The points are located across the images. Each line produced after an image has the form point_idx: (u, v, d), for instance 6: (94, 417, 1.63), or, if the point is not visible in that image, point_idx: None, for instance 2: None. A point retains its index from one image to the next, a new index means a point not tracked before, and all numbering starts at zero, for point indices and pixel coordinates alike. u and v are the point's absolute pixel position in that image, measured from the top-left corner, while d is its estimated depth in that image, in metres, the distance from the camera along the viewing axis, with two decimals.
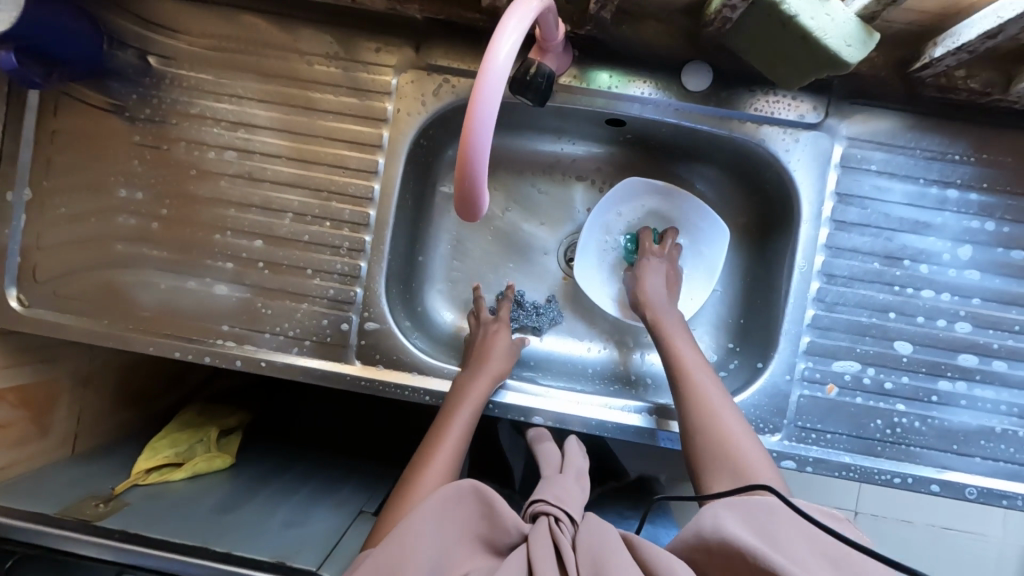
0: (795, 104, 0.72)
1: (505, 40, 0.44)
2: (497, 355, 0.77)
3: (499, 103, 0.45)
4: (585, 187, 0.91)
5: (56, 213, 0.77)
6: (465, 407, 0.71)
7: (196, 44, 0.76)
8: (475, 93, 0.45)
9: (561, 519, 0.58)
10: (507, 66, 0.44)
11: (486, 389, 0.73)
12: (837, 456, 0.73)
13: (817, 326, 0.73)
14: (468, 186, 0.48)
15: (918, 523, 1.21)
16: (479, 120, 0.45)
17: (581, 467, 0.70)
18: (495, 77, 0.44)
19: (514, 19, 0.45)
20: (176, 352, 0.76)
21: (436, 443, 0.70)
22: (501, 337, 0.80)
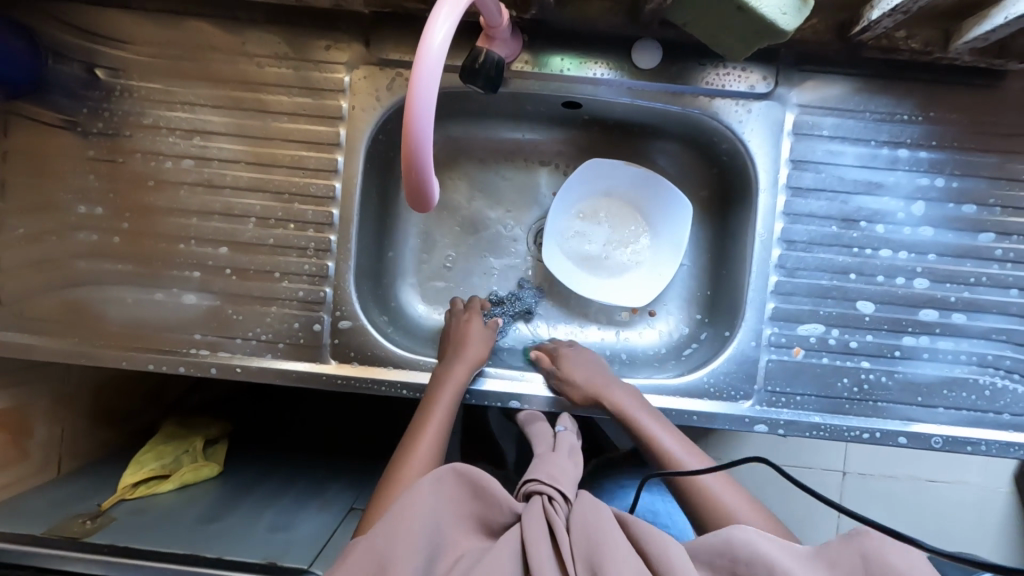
0: (745, 75, 0.73)
1: (439, 28, 0.45)
2: (474, 341, 0.78)
3: (437, 94, 0.45)
4: (549, 171, 0.91)
5: (15, 234, 0.76)
6: (444, 395, 0.72)
7: (143, 53, 0.75)
8: (412, 85, 0.45)
9: (555, 498, 0.59)
10: (442, 56, 0.45)
11: (465, 380, 0.74)
12: (807, 417, 0.74)
13: (780, 292, 0.75)
14: (415, 179, 0.48)
15: (902, 479, 1.25)
16: (418, 113, 0.45)
17: (574, 444, 0.71)
18: (432, 67, 0.44)
19: (446, 7, 0.45)
20: (149, 365, 0.76)
21: (417, 430, 0.71)
22: (474, 326, 0.80)
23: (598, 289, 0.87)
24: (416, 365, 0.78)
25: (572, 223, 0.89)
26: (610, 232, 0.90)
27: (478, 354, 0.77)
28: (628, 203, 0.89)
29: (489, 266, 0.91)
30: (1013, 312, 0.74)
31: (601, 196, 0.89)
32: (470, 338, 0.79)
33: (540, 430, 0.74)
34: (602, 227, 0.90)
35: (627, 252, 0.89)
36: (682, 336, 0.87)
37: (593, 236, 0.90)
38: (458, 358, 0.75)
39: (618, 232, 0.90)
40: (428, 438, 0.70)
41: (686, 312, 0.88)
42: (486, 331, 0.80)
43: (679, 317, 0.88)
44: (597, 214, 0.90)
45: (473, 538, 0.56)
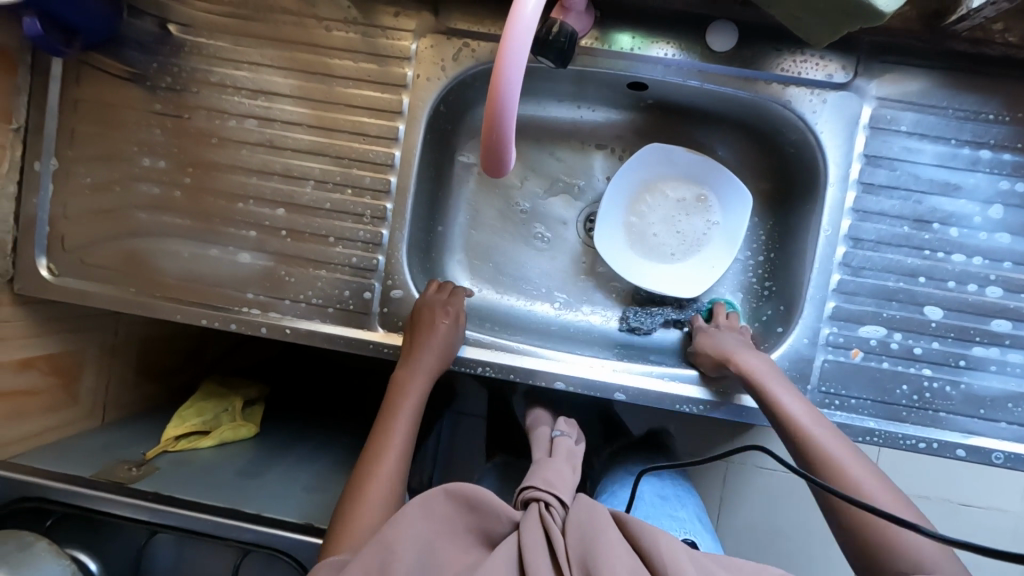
0: (823, 63, 0.70)
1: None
2: (433, 347, 0.73)
3: (526, 60, 0.45)
4: (605, 155, 0.89)
5: (81, 183, 0.78)
6: (408, 400, 0.74)
7: (214, 11, 0.76)
8: (502, 47, 0.44)
9: (552, 504, 0.61)
10: (534, 23, 0.44)
11: (425, 384, 0.74)
12: (861, 421, 0.72)
13: (843, 291, 0.72)
14: (496, 138, 0.47)
15: (933, 498, 1.20)
16: (509, 76, 0.45)
17: (571, 449, 0.77)
18: (523, 35, 0.44)
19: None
20: (202, 320, 0.77)
21: (385, 431, 0.72)
22: (437, 327, 0.74)
23: (649, 277, 0.86)
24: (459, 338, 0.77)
25: (684, 188, 0.87)
26: (680, 226, 0.87)
27: (439, 362, 0.74)
28: (717, 227, 0.85)
29: (537, 247, 0.90)
30: None
31: (719, 201, 0.85)
32: (432, 344, 0.73)
33: (541, 436, 0.83)
34: (686, 216, 0.87)
35: (671, 253, 0.87)
36: None
37: (670, 209, 0.87)
38: (416, 364, 0.73)
39: (690, 236, 0.86)
40: (398, 437, 0.71)
41: (741, 308, 0.86)
42: (449, 333, 0.74)
43: None
44: (696, 205, 0.86)
45: (476, 549, 0.57)
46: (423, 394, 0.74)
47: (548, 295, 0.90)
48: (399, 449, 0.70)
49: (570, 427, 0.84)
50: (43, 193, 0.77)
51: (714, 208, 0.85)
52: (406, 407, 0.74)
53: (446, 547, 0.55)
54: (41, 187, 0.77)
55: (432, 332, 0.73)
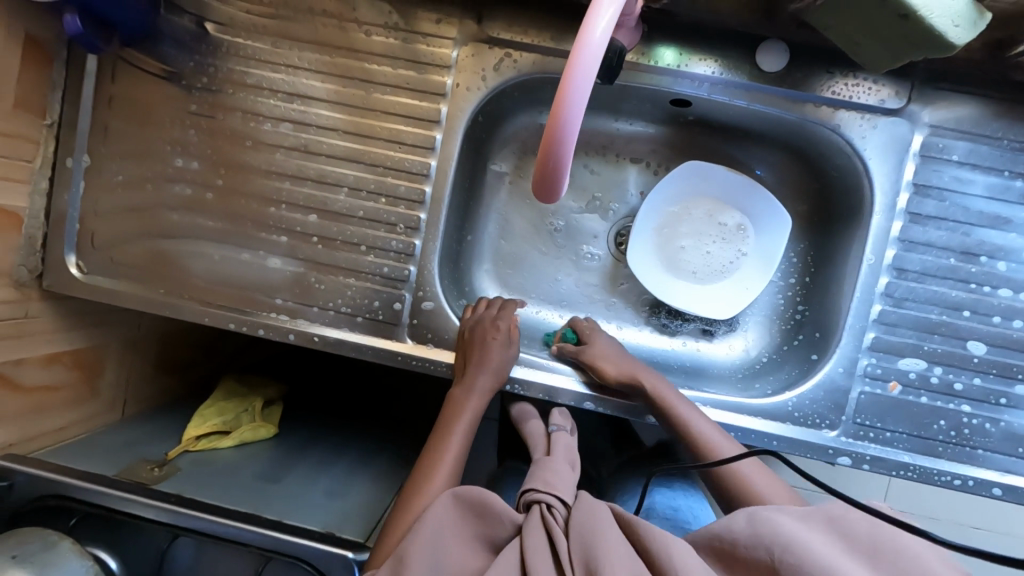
0: (875, 88, 0.69)
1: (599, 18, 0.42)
2: (489, 368, 0.72)
3: (591, 86, 0.43)
4: (639, 169, 0.87)
5: (113, 181, 0.77)
6: (461, 419, 0.73)
7: (253, 11, 0.74)
8: (568, 71, 0.43)
9: (555, 506, 0.61)
10: (603, 45, 0.42)
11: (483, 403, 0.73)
12: (895, 455, 0.71)
13: (883, 322, 0.71)
14: (551, 166, 0.46)
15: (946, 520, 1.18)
16: (573, 105, 0.43)
17: (568, 447, 0.74)
18: (590, 59, 0.42)
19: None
20: (230, 324, 0.77)
21: (438, 448, 0.72)
22: (494, 348, 0.73)
23: (681, 296, 0.84)
24: None
25: (731, 214, 0.84)
26: (710, 249, 0.85)
27: (495, 381, 0.73)
28: (741, 269, 0.84)
29: (566, 260, 0.89)
30: None
31: (755, 246, 0.83)
32: (488, 361, 0.72)
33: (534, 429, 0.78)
34: (720, 242, 0.84)
35: (694, 269, 0.85)
36: (764, 354, 0.84)
37: (711, 227, 0.85)
38: (472, 382, 0.72)
39: (716, 265, 0.84)
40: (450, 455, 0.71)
41: (775, 333, 0.84)
42: (505, 354, 0.73)
43: (761, 334, 0.85)
44: (734, 235, 0.84)
45: (483, 556, 0.59)
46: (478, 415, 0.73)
47: (577, 309, 0.88)
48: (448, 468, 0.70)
49: (563, 418, 0.79)
50: (75, 189, 0.77)
51: (747, 251, 0.84)
52: (460, 425, 0.73)
53: (453, 553, 0.57)
54: (74, 184, 0.77)
55: (490, 345, 0.73)
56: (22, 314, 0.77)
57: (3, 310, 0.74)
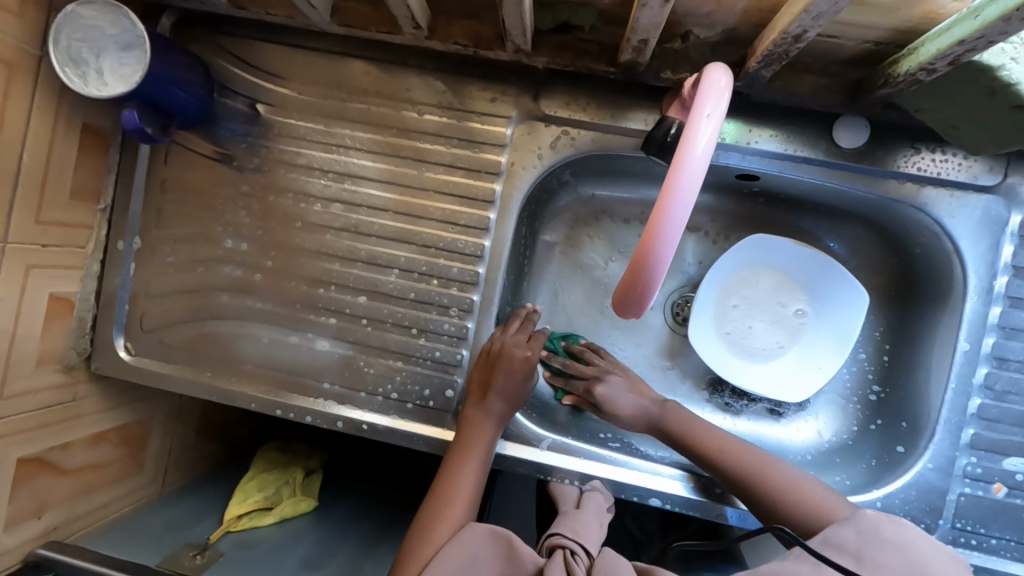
0: (966, 164, 0.63)
1: (700, 153, 0.42)
2: (498, 394, 0.69)
3: (686, 218, 0.43)
4: (697, 238, 0.83)
5: (164, 262, 0.76)
6: (476, 447, 0.68)
7: (304, 92, 0.73)
8: (660, 203, 0.43)
9: (577, 553, 0.60)
10: (699, 180, 0.42)
11: (495, 426, 0.69)
12: (1002, 565, 0.64)
13: (983, 417, 0.64)
14: (639, 291, 0.45)
15: None
16: (667, 236, 0.43)
17: (602, 502, 0.68)
18: (686, 194, 0.42)
19: (710, 119, 0.43)
20: (277, 409, 0.74)
21: (452, 476, 0.67)
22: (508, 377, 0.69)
23: (746, 376, 0.78)
24: (550, 444, 0.72)
25: (793, 299, 0.80)
26: (757, 325, 0.80)
27: (510, 404, 0.70)
28: (777, 359, 0.79)
29: (619, 333, 0.84)
30: None
31: (799, 341, 0.79)
32: (504, 388, 0.69)
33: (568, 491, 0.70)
34: (769, 323, 0.80)
35: (732, 338, 0.80)
36: (841, 440, 0.77)
37: (768, 305, 0.80)
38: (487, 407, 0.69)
39: (754, 341, 0.80)
40: (466, 483, 0.67)
41: (848, 415, 0.78)
42: (517, 382, 0.70)
43: (834, 416, 0.78)
44: (788, 323, 0.79)
45: None
46: (493, 441, 0.69)
47: None
48: (464, 500, 0.66)
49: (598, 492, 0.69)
50: (126, 271, 0.76)
51: (792, 343, 0.79)
52: (475, 453, 0.68)
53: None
54: (125, 265, 0.76)
55: (512, 374, 0.69)
56: (71, 398, 0.76)
57: (53, 396, 0.73)
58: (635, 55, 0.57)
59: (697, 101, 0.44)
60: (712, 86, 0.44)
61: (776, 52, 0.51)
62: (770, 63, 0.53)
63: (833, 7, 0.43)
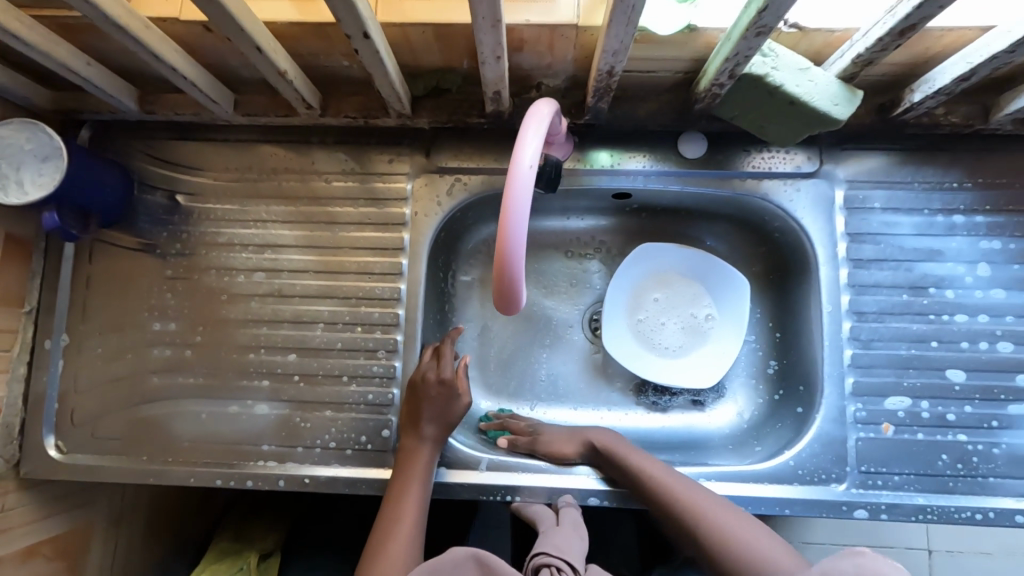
0: (790, 157, 0.76)
1: (521, 189, 0.48)
2: (429, 418, 0.72)
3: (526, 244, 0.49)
4: (599, 258, 0.92)
5: (92, 354, 0.78)
6: (415, 474, 0.70)
7: (220, 178, 0.80)
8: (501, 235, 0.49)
9: (562, 570, 0.59)
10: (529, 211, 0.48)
11: (430, 452, 0.71)
12: (910, 499, 0.69)
13: (858, 365, 0.72)
14: (510, 295, 0.51)
15: (998, 554, 1.06)
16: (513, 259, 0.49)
17: (577, 517, 0.70)
18: (518, 231, 0.48)
19: (530, 165, 0.48)
20: (217, 480, 0.75)
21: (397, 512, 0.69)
22: (435, 400, 0.72)
23: (661, 371, 0.86)
24: (489, 464, 0.75)
25: (701, 305, 0.88)
26: (668, 323, 0.88)
27: (443, 428, 0.72)
28: (683, 356, 0.87)
29: (545, 355, 0.90)
30: None
31: (706, 338, 0.86)
32: (434, 411, 0.72)
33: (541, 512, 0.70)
34: (679, 326, 0.88)
35: (642, 335, 0.88)
36: (756, 416, 0.83)
37: (682, 309, 0.88)
38: (420, 433, 0.71)
39: (657, 337, 0.88)
40: (408, 518, 0.68)
41: (756, 392, 0.85)
42: (445, 405, 0.73)
43: (749, 394, 0.85)
44: (696, 325, 0.87)
45: None
46: (431, 466, 0.71)
47: (567, 399, 0.89)
48: (409, 534, 0.67)
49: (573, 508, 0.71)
50: (54, 370, 0.78)
51: (702, 341, 0.86)
52: (415, 481, 0.70)
53: None
54: (52, 365, 0.78)
55: (440, 394, 0.73)
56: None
57: None
58: (495, 105, 0.68)
59: (518, 137, 0.49)
60: (532, 120, 0.50)
61: (602, 86, 0.62)
62: (602, 97, 0.65)
63: (621, 46, 0.54)
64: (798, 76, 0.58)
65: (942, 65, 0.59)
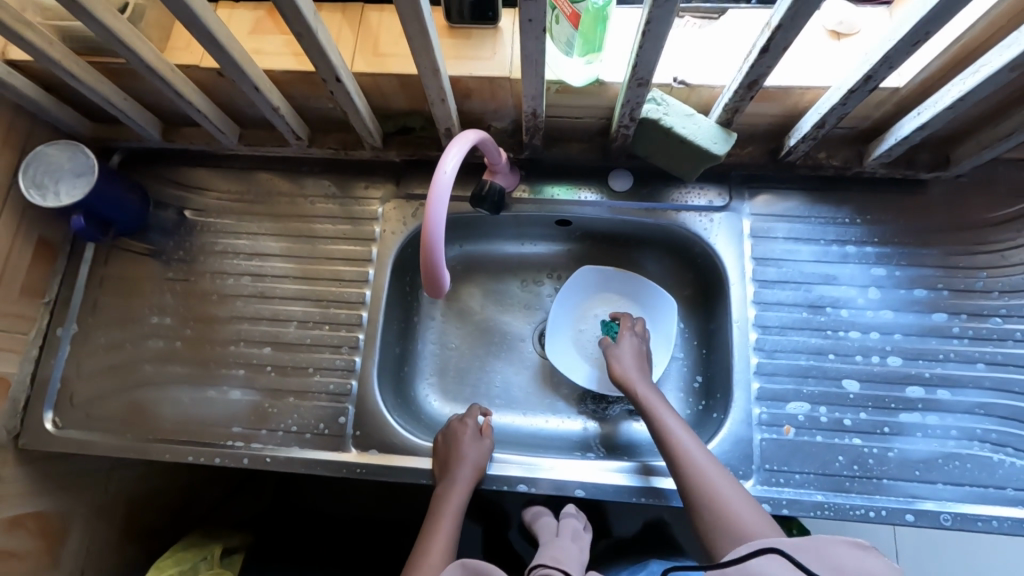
0: (704, 192, 0.88)
1: (440, 189, 0.61)
2: (464, 464, 0.79)
3: (444, 229, 0.61)
4: (550, 280, 1.03)
5: (96, 343, 0.90)
6: (447, 513, 0.79)
7: (223, 198, 0.95)
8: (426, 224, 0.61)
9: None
10: (445, 206, 0.61)
11: (462, 502, 0.78)
12: (809, 496, 0.76)
13: (763, 372, 0.82)
14: (434, 275, 0.64)
15: None
16: (432, 241, 0.61)
17: (577, 525, 0.85)
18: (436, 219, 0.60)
19: (446, 170, 0.61)
20: (190, 457, 0.83)
21: (426, 548, 0.78)
22: (470, 448, 0.81)
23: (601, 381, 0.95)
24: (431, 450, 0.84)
25: None
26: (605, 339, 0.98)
27: (476, 474, 0.79)
28: None
29: (497, 365, 0.99)
30: (988, 385, 0.79)
31: None
32: (469, 459, 0.80)
33: (546, 523, 0.87)
34: None
35: (583, 349, 0.98)
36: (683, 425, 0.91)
37: None
38: (454, 478, 0.78)
39: (595, 350, 0.97)
40: (438, 548, 0.77)
41: (684, 403, 0.93)
42: (478, 453, 0.81)
43: (679, 405, 0.93)
44: None
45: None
46: (463, 507, 0.79)
47: (514, 406, 0.97)
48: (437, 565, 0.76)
49: (573, 515, 0.87)
50: (61, 355, 0.89)
51: None
52: (447, 518, 0.79)
53: None
54: (60, 351, 0.89)
55: (470, 443, 0.81)
56: None
57: None
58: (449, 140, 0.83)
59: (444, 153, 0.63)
60: (458, 141, 0.65)
61: (531, 125, 0.77)
62: (534, 134, 0.80)
63: (538, 93, 0.68)
64: (684, 120, 0.72)
65: (806, 115, 0.73)
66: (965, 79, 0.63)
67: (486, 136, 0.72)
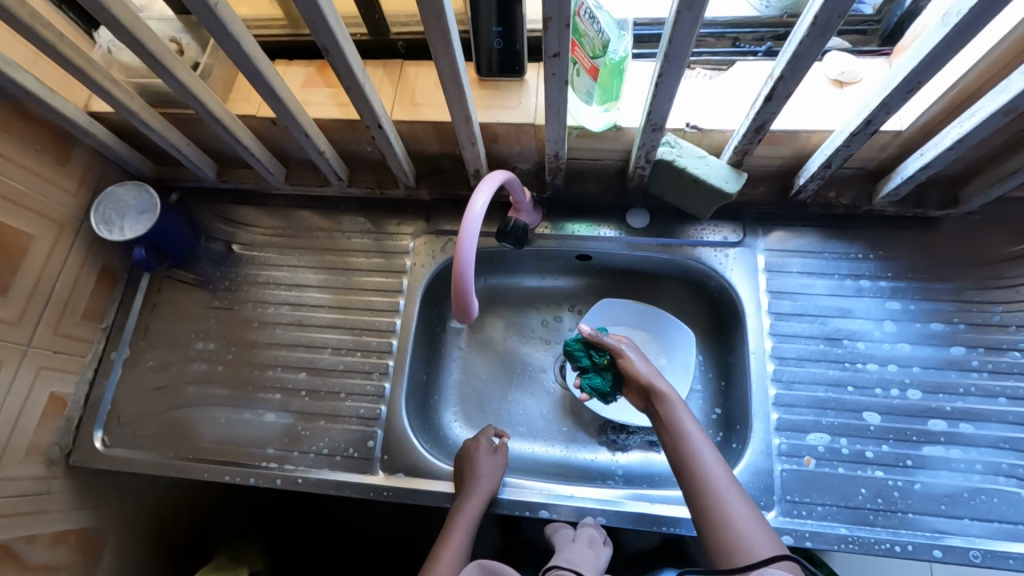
0: (718, 229, 0.92)
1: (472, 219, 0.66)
2: (480, 477, 0.81)
3: (474, 252, 0.66)
4: (571, 313, 1.07)
5: (145, 365, 0.96)
6: (459, 526, 0.78)
7: (267, 233, 1.03)
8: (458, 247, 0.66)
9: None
10: (478, 231, 0.66)
11: (475, 514, 0.78)
12: (832, 528, 0.76)
13: (782, 403, 0.83)
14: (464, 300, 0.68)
15: None
16: (463, 262, 0.66)
17: (595, 535, 0.75)
18: (468, 240, 0.66)
19: (481, 194, 0.68)
20: (225, 476, 0.87)
21: (434, 564, 0.76)
22: (485, 461, 0.83)
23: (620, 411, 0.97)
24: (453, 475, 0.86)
25: (656, 358, 0.99)
26: None
27: (490, 486, 0.81)
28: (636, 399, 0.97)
29: (519, 395, 1.02)
30: (1012, 420, 0.79)
31: None
32: (483, 470, 0.82)
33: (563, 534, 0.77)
34: None
35: None
36: None
37: None
38: (469, 488, 0.80)
39: None
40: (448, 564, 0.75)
41: None
42: (493, 468, 0.83)
43: None
44: None
45: None
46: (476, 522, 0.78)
47: (535, 435, 0.99)
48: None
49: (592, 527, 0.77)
50: (112, 376, 0.96)
51: None
52: (459, 533, 0.78)
53: None
54: (112, 373, 0.96)
55: (484, 456, 0.84)
56: (45, 490, 0.87)
57: (29, 486, 0.85)
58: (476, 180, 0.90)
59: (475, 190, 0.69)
60: (490, 179, 0.71)
61: (554, 167, 0.83)
62: (556, 174, 0.86)
63: (560, 137, 0.74)
64: (697, 161, 0.77)
65: (812, 157, 0.78)
66: (963, 122, 0.67)
67: (512, 176, 0.78)
